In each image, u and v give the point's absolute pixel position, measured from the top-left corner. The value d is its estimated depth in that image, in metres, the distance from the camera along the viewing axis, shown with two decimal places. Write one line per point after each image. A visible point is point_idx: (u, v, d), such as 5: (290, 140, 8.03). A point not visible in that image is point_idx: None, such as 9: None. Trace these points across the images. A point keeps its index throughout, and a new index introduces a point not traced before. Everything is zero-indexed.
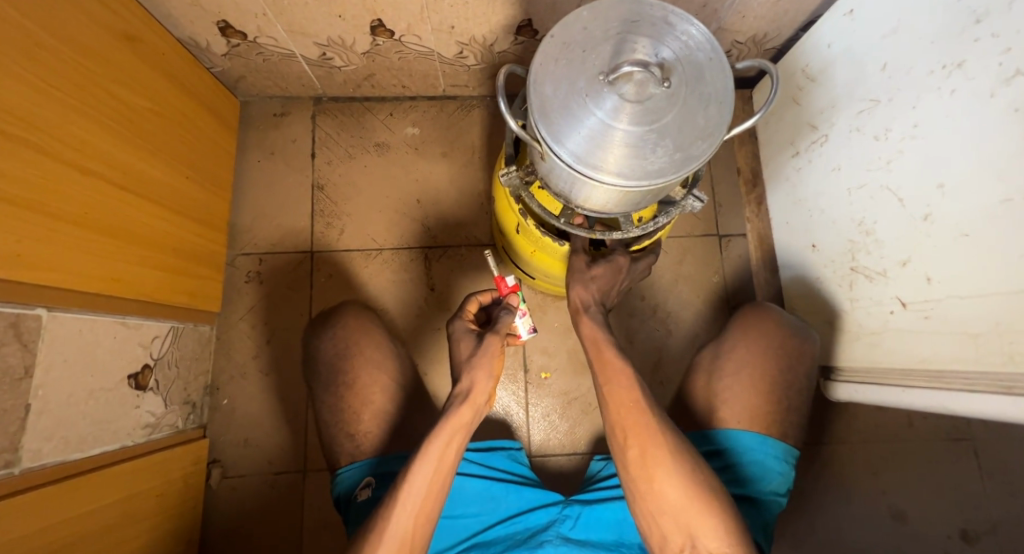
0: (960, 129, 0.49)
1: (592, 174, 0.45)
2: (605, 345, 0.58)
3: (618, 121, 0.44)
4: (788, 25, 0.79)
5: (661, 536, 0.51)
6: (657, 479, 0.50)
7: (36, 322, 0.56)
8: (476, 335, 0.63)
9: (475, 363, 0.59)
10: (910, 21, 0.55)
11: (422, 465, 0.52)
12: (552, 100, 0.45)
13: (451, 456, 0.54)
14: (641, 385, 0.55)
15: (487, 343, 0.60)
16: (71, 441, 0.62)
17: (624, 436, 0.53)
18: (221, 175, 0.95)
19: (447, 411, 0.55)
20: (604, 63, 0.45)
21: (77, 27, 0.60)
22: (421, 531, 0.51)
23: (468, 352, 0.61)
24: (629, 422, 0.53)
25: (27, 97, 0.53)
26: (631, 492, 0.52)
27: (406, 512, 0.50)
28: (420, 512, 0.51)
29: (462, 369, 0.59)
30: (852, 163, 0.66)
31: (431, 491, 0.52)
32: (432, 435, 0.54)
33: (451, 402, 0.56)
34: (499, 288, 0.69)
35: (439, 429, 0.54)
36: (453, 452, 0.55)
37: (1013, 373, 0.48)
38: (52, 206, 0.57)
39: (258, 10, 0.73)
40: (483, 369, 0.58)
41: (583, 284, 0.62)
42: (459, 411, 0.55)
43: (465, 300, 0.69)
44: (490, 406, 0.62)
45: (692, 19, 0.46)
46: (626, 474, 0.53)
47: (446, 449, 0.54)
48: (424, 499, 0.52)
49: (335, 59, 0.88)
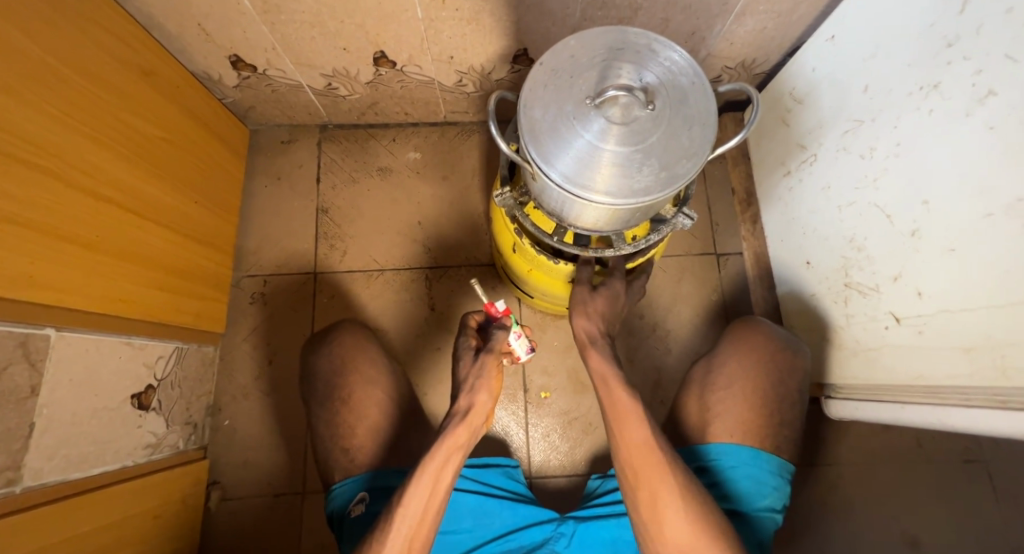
0: (939, 147, 0.51)
1: (583, 193, 0.47)
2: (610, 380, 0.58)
3: (607, 143, 0.46)
4: (775, 51, 0.82)
5: None
6: (665, 521, 0.51)
7: (45, 341, 0.58)
8: (472, 354, 0.63)
9: (474, 383, 0.59)
10: (888, 46, 0.57)
11: (421, 483, 0.52)
12: (542, 122, 0.48)
13: (448, 476, 0.54)
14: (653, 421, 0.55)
15: (484, 363, 0.60)
16: (73, 461, 0.63)
17: (634, 476, 0.53)
18: (230, 199, 0.98)
19: (445, 430, 0.55)
20: (590, 89, 0.47)
21: (96, 62, 0.64)
22: (418, 550, 0.51)
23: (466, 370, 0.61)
24: (639, 464, 0.53)
25: (45, 127, 0.56)
26: (639, 528, 0.53)
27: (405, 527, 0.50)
28: (415, 533, 0.50)
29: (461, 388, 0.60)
30: (841, 181, 0.67)
31: (430, 505, 0.52)
32: (429, 454, 0.54)
33: (449, 420, 0.57)
34: (489, 313, 0.69)
35: (438, 446, 0.54)
36: (449, 473, 0.54)
37: (1007, 387, 0.47)
38: (66, 229, 0.59)
39: (268, 44, 0.78)
40: (482, 389, 0.59)
41: (585, 315, 0.63)
42: (456, 430, 0.55)
43: (461, 320, 0.70)
44: (488, 427, 0.62)
45: (675, 46, 0.49)
46: (635, 513, 0.53)
47: (448, 466, 0.53)
48: (420, 520, 0.51)
49: (340, 89, 0.92)
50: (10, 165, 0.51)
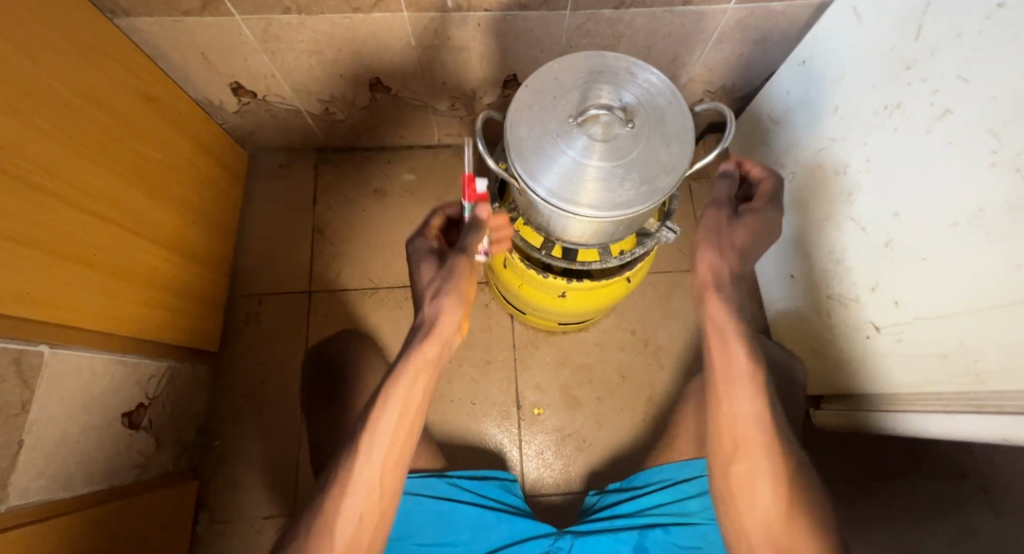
0: (905, 161, 0.53)
1: (568, 206, 0.49)
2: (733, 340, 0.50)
3: (590, 158, 0.48)
4: (753, 76, 0.86)
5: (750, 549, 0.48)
6: (757, 492, 0.47)
7: (38, 358, 0.58)
8: (437, 260, 0.59)
9: (441, 292, 0.55)
10: (853, 69, 0.61)
11: (385, 418, 0.50)
12: (528, 139, 0.50)
13: (419, 395, 0.52)
14: (769, 391, 0.49)
15: (453, 267, 0.56)
16: (61, 480, 0.62)
17: (733, 449, 0.49)
18: (227, 220, 1.00)
19: (410, 347, 0.53)
20: (573, 108, 0.49)
21: (102, 89, 0.67)
22: (393, 470, 0.50)
23: (430, 277, 0.58)
24: (742, 436, 0.48)
25: (50, 150, 0.58)
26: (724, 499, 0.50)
27: (377, 463, 0.49)
28: (388, 456, 0.50)
29: (427, 297, 0.56)
30: (818, 197, 0.70)
31: (402, 431, 0.51)
32: (395, 376, 0.52)
33: (415, 336, 0.54)
34: (465, 194, 0.54)
35: (397, 378, 0.52)
36: (420, 392, 0.53)
37: (983, 392, 0.49)
38: (64, 247, 0.60)
39: (268, 71, 0.82)
40: (451, 297, 0.56)
41: (715, 251, 0.53)
42: (422, 346, 0.53)
43: (420, 227, 0.64)
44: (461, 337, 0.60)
45: (652, 69, 0.52)
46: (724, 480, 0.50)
47: (412, 391, 0.52)
48: (391, 444, 0.50)
49: (336, 113, 0.95)
50: (10, 184, 0.52)
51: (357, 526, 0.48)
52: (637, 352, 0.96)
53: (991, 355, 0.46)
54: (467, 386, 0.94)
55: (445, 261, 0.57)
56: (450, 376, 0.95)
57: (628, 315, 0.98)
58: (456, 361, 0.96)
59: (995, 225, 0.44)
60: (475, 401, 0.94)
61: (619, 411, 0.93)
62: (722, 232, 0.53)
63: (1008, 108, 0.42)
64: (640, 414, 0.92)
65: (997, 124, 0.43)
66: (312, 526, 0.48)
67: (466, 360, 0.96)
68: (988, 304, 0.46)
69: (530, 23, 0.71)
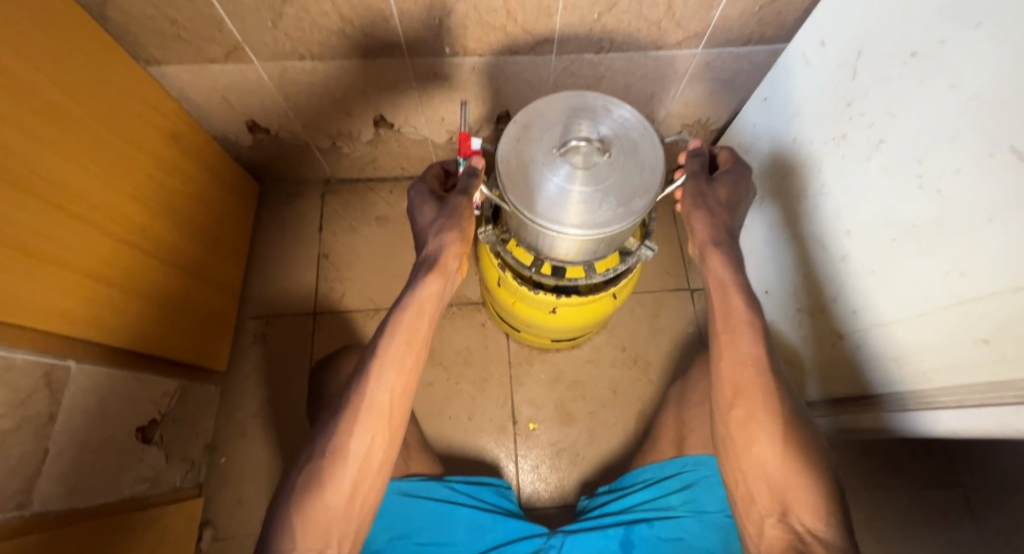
0: (852, 184, 0.61)
1: (555, 227, 0.55)
2: (733, 291, 0.55)
3: (573, 184, 0.54)
4: (725, 111, 0.95)
5: (750, 499, 0.52)
6: (759, 443, 0.51)
7: (66, 372, 0.63)
8: (438, 200, 0.61)
9: (442, 227, 0.58)
10: (806, 105, 0.69)
11: (386, 358, 0.52)
12: (518, 168, 0.56)
13: (424, 327, 0.55)
14: (766, 339, 0.54)
15: (455, 207, 0.57)
16: (78, 490, 0.66)
17: (734, 395, 0.53)
18: (239, 246, 1.06)
19: (416, 280, 0.56)
20: (558, 140, 0.56)
21: (133, 128, 0.74)
22: (402, 397, 0.53)
23: (433, 216, 0.59)
24: (743, 382, 0.52)
25: (87, 182, 0.65)
26: (727, 453, 0.54)
27: (383, 401, 0.51)
28: (397, 384, 0.52)
29: (430, 234, 0.58)
30: (786, 217, 0.77)
31: (404, 369, 0.53)
32: (402, 305, 0.54)
33: (420, 269, 0.57)
34: (462, 148, 0.59)
35: (397, 321, 0.53)
36: (425, 324, 0.55)
37: (932, 389, 0.54)
38: (95, 269, 0.66)
39: (282, 110, 0.90)
40: (452, 233, 0.58)
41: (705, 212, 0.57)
42: (427, 279, 0.56)
43: (421, 175, 0.67)
44: (462, 276, 0.62)
45: (627, 107, 0.59)
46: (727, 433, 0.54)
47: (413, 331, 0.54)
48: (399, 372, 0.52)
49: (343, 147, 1.03)
50: (51, 213, 0.59)
51: (364, 464, 0.50)
52: (627, 368, 1.00)
53: (932, 354, 0.52)
54: (465, 402, 0.98)
55: (445, 200, 0.58)
56: (448, 393, 0.99)
57: (618, 333, 1.03)
58: (454, 379, 1.00)
59: (926, 238, 0.50)
60: (472, 416, 0.98)
61: (611, 425, 0.96)
62: (703, 192, 0.57)
63: (927, 138, 0.49)
64: (631, 427, 0.96)
65: (920, 152, 0.50)
66: (321, 466, 0.48)
67: (463, 378, 1.00)
68: (925, 308, 0.52)
69: (520, 66, 0.79)
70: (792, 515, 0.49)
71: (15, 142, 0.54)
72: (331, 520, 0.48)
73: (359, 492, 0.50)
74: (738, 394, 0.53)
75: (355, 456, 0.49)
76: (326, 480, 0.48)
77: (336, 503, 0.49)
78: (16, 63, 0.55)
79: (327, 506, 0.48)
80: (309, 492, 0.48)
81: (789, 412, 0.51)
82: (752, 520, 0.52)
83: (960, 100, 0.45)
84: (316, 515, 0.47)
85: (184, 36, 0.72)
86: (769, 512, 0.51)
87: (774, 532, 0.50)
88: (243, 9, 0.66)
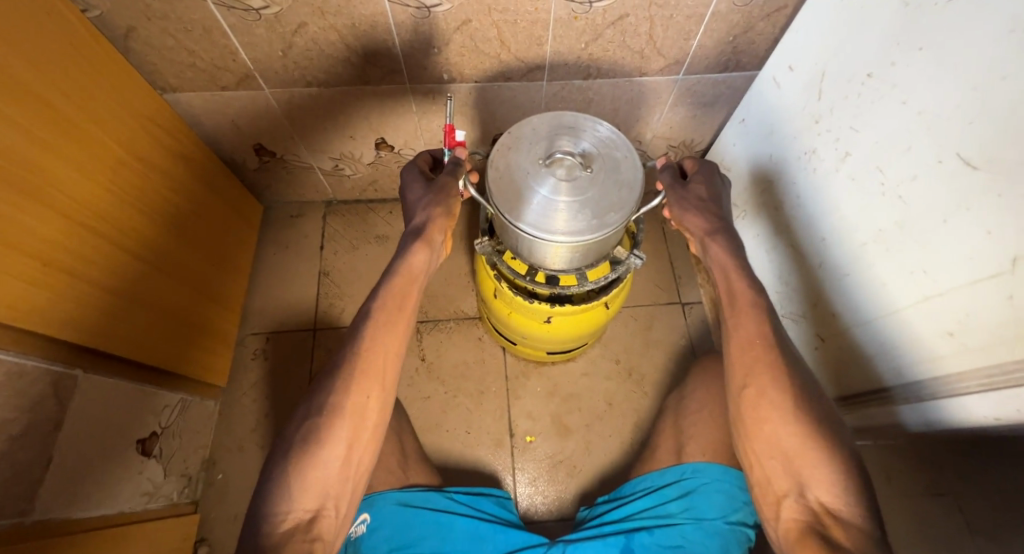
0: (825, 194, 0.65)
1: (534, 232, 0.59)
2: (737, 273, 0.57)
3: (554, 195, 0.58)
4: (707, 133, 1.00)
5: (764, 473, 0.52)
6: (770, 421, 0.50)
7: (73, 381, 0.64)
8: (427, 181, 0.64)
9: (429, 203, 0.60)
10: (779, 125, 0.75)
11: (378, 320, 0.52)
12: (507, 176, 0.60)
13: (414, 297, 0.56)
14: (773, 316, 0.54)
15: (443, 185, 0.61)
16: (78, 500, 0.66)
17: (744, 375, 0.53)
18: (241, 264, 1.09)
19: (407, 249, 0.57)
20: (545, 153, 0.60)
21: (145, 148, 0.78)
22: (394, 361, 0.52)
23: (422, 194, 0.62)
24: (752, 360, 0.53)
25: (103, 198, 0.69)
26: (740, 430, 0.53)
27: (376, 358, 0.50)
28: (389, 345, 0.51)
29: (418, 209, 0.61)
30: (772, 228, 0.81)
31: (395, 333, 0.52)
32: (391, 273, 0.55)
33: (409, 239, 0.58)
34: (448, 140, 0.64)
35: (387, 287, 0.54)
36: (415, 294, 0.56)
37: (909, 384, 0.56)
38: (105, 281, 0.69)
39: (288, 134, 0.95)
40: (438, 208, 0.60)
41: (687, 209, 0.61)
42: (416, 251, 0.57)
43: (412, 161, 0.70)
44: (444, 255, 0.63)
45: (613, 129, 0.63)
46: (738, 415, 0.53)
47: (403, 298, 0.54)
48: (391, 335, 0.52)
49: (345, 169, 1.07)
50: (68, 225, 0.63)
51: (358, 422, 0.48)
52: (622, 381, 1.02)
53: (907, 350, 0.55)
54: (462, 415, 1.00)
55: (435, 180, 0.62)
56: (446, 406, 1.00)
57: (612, 346, 1.05)
58: (452, 392, 1.01)
59: (891, 241, 0.54)
60: (470, 430, 0.99)
61: (608, 436, 0.98)
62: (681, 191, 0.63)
63: (886, 150, 0.53)
64: (627, 439, 0.97)
65: (880, 162, 0.54)
66: (316, 424, 0.47)
67: (461, 391, 1.02)
68: (896, 307, 0.55)
69: (513, 91, 0.85)
70: (810, 492, 0.48)
71: (31, 157, 0.58)
72: (325, 481, 0.46)
73: (353, 456, 0.48)
74: (751, 371, 0.52)
75: (350, 414, 0.48)
76: (321, 441, 0.46)
77: (332, 464, 0.47)
78: (34, 86, 0.59)
79: (322, 464, 0.46)
80: (305, 452, 0.46)
81: (798, 382, 0.51)
82: (768, 503, 0.51)
83: (911, 114, 0.49)
84: (312, 473, 0.46)
85: (200, 65, 0.77)
86: (786, 493, 0.50)
87: (791, 513, 0.49)
88: (256, 39, 0.72)
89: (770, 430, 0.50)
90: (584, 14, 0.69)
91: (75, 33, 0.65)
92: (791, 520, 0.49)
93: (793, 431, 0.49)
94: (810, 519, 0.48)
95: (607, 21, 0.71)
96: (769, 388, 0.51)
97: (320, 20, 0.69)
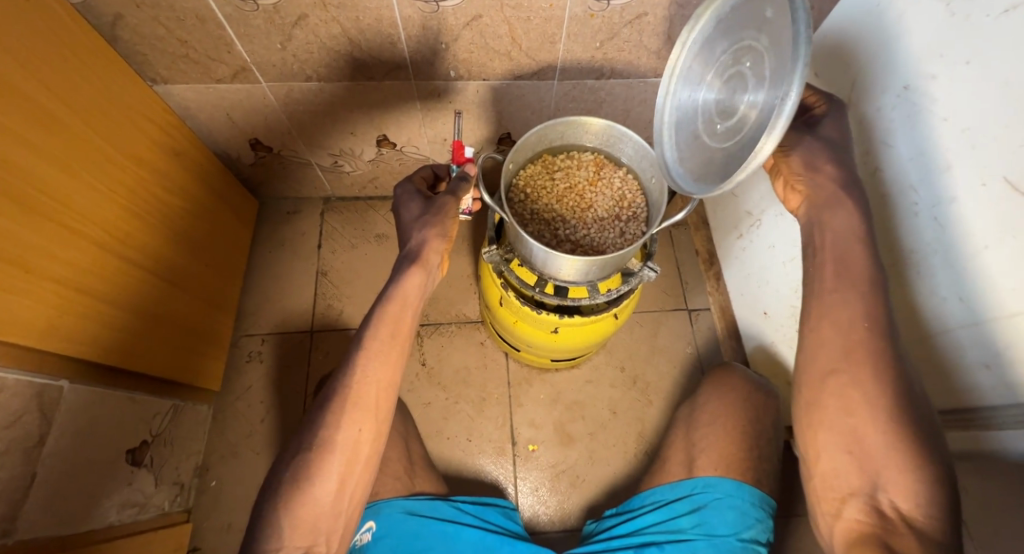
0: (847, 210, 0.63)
1: (726, 174, 0.40)
2: None
3: (704, 131, 0.47)
4: None
5: (836, 502, 0.42)
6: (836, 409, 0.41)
7: (57, 392, 0.61)
8: (425, 199, 0.61)
9: (427, 223, 0.57)
10: None
11: (370, 349, 0.48)
12: (761, 65, 0.38)
13: (408, 321, 0.52)
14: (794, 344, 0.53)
15: (442, 204, 0.58)
16: (64, 517, 0.62)
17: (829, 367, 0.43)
18: (236, 260, 1.05)
19: (400, 272, 0.53)
20: (704, 62, 0.46)
21: (132, 139, 0.74)
22: (387, 395, 0.49)
23: (418, 214, 0.59)
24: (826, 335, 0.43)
25: (94, 201, 0.66)
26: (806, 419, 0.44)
27: (369, 390, 0.47)
28: (384, 376, 0.48)
29: (414, 230, 0.57)
30: (781, 242, 0.79)
31: (388, 362, 0.49)
32: (384, 297, 0.51)
33: (402, 262, 0.54)
34: (455, 156, 0.64)
35: (381, 313, 0.50)
36: (410, 317, 0.52)
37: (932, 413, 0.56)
38: (91, 287, 0.65)
39: (285, 129, 0.91)
40: (434, 228, 0.57)
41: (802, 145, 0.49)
42: (410, 273, 0.53)
43: (409, 177, 0.67)
44: (442, 276, 0.60)
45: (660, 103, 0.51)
46: (805, 403, 0.44)
47: (397, 323, 0.51)
48: (383, 367, 0.48)
49: (345, 166, 1.03)
50: (47, 226, 0.58)
51: (351, 457, 0.46)
52: (626, 389, 1.00)
53: (937, 376, 0.53)
54: (464, 422, 0.97)
55: (433, 198, 0.59)
56: (447, 413, 0.98)
57: (617, 352, 1.03)
58: (453, 398, 0.99)
59: (923, 264, 0.52)
60: (471, 437, 0.96)
61: (612, 446, 0.96)
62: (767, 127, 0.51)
63: (920, 170, 0.51)
64: (632, 448, 0.95)
65: (915, 182, 0.52)
66: (306, 459, 0.44)
67: (462, 397, 0.99)
68: (927, 333, 0.53)
69: (523, 90, 0.81)
70: (879, 494, 0.39)
71: (16, 158, 0.54)
72: (318, 516, 0.44)
73: (346, 489, 0.46)
74: (846, 357, 0.42)
75: (341, 449, 0.45)
76: (313, 473, 0.44)
77: (323, 498, 0.45)
78: (21, 83, 0.55)
79: (315, 501, 0.44)
80: (294, 491, 0.44)
81: None
82: (827, 498, 0.42)
83: (955, 132, 0.47)
84: (303, 510, 0.44)
85: (193, 56, 0.73)
86: (853, 491, 0.41)
87: (854, 513, 0.41)
88: (254, 30, 0.67)
89: (854, 423, 0.40)
90: (601, 12, 0.65)
91: (58, 20, 0.60)
92: (854, 522, 0.41)
93: (881, 422, 0.40)
94: (876, 524, 0.39)
95: (625, 20, 0.67)
96: (857, 382, 0.41)
97: (322, 13, 0.65)
